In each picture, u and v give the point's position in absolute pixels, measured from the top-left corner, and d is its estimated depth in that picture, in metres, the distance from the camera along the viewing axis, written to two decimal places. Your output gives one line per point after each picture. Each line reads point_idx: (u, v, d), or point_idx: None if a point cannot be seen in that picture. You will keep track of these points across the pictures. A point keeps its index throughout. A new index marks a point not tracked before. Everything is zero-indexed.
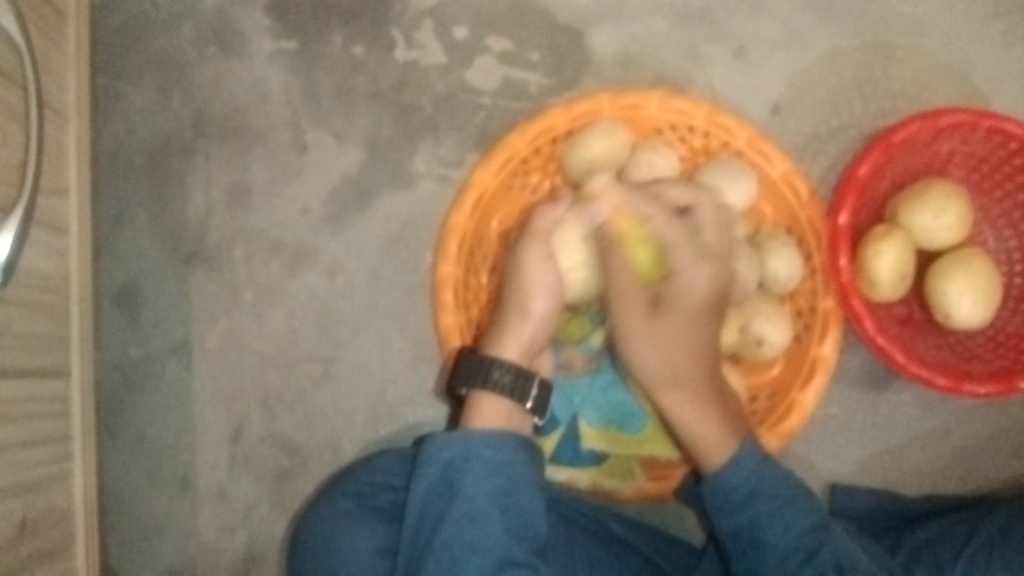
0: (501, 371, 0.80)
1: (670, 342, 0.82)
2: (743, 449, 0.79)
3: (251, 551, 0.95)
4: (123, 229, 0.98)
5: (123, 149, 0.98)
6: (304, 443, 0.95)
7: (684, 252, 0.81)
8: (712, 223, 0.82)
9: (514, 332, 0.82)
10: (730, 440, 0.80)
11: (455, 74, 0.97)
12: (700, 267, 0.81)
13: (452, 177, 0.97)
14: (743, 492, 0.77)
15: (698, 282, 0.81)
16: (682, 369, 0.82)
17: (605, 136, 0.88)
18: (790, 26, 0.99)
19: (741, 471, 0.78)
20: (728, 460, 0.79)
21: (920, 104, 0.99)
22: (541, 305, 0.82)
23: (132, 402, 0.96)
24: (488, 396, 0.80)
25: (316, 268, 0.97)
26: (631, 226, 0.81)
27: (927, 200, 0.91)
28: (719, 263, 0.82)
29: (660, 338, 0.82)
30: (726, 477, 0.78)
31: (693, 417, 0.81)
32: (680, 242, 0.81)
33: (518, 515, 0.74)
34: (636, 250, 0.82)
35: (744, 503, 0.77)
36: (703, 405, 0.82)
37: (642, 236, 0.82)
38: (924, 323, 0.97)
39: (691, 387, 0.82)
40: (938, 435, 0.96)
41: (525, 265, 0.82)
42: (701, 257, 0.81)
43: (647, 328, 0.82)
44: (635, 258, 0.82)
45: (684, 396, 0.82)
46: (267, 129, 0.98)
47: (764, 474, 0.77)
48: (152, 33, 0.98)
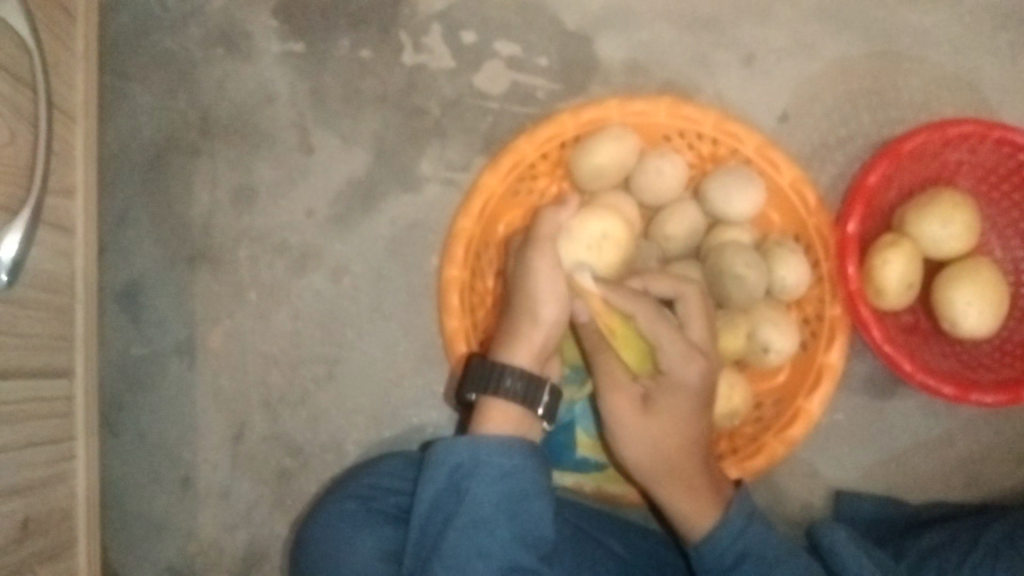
0: (513, 378, 0.79)
1: (658, 435, 0.80)
2: (728, 514, 0.79)
3: (251, 552, 0.94)
4: (128, 228, 0.97)
5: (129, 147, 0.98)
6: (307, 445, 0.95)
7: (671, 350, 0.79)
8: (696, 312, 0.81)
9: (527, 337, 0.81)
10: (713, 508, 0.79)
11: (464, 77, 0.97)
12: (687, 358, 0.79)
13: (459, 181, 0.96)
14: (729, 557, 0.77)
15: (683, 375, 0.79)
16: (670, 461, 0.80)
17: (613, 142, 0.88)
18: (799, 34, 0.99)
19: (727, 533, 0.78)
20: (714, 527, 0.78)
21: (928, 113, 0.99)
22: (551, 312, 0.81)
23: (134, 402, 0.96)
24: (498, 402, 0.80)
25: (320, 270, 0.96)
26: (618, 324, 0.82)
27: (936, 209, 0.90)
28: (706, 356, 0.79)
29: (644, 431, 0.80)
30: (710, 546, 0.78)
31: (685, 499, 0.80)
32: (667, 340, 0.79)
33: (524, 521, 0.73)
34: (624, 348, 0.83)
35: (732, 566, 0.76)
36: (693, 484, 0.80)
37: (631, 334, 0.82)
38: (930, 333, 0.96)
39: (679, 475, 0.80)
40: (943, 444, 0.96)
41: (535, 273, 0.80)
42: (688, 352, 0.79)
43: (634, 423, 0.81)
44: (622, 358, 0.83)
45: (675, 482, 0.80)
46: (274, 130, 0.97)
47: (752, 537, 0.77)
48: (160, 32, 0.98)
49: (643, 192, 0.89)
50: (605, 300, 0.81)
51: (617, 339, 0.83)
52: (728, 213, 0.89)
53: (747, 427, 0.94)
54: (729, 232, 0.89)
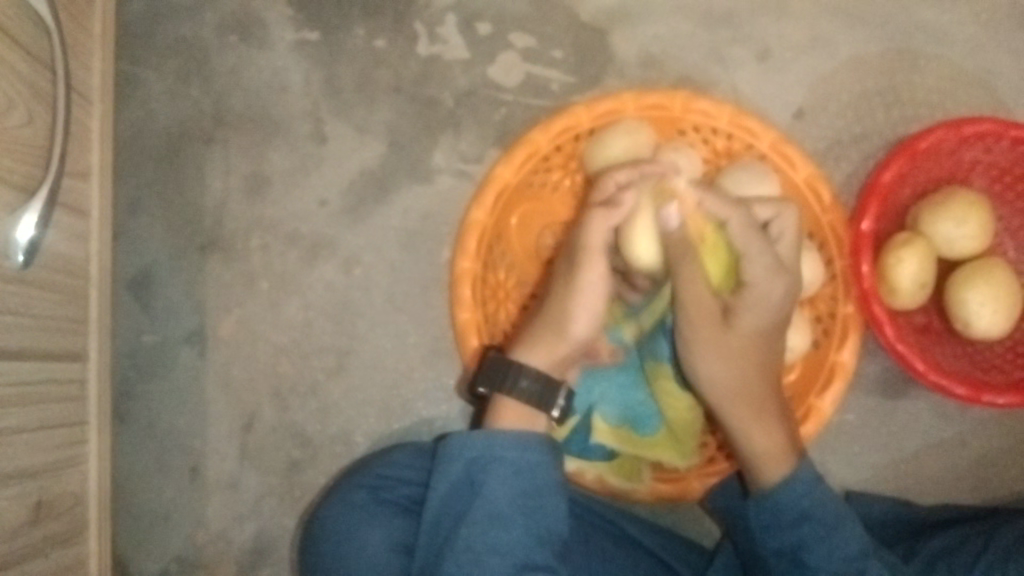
0: (528, 379, 0.79)
1: (738, 358, 0.79)
2: (799, 467, 0.78)
3: (260, 542, 0.94)
4: (140, 215, 0.97)
5: (143, 134, 0.97)
6: (316, 436, 0.95)
7: (759, 262, 0.76)
8: (787, 239, 0.79)
9: (550, 343, 0.80)
10: (790, 457, 0.79)
11: (478, 68, 0.97)
12: (774, 272, 0.76)
13: (472, 173, 0.96)
14: (794, 511, 0.76)
15: (772, 288, 0.76)
16: (746, 391, 0.79)
17: (628, 135, 0.88)
18: (816, 30, 0.99)
19: (797, 488, 0.76)
20: (788, 475, 0.78)
21: (943, 112, 0.99)
22: (582, 329, 0.80)
23: (143, 390, 0.96)
24: (512, 401, 0.79)
25: (332, 260, 0.96)
26: (707, 233, 0.78)
27: (951, 209, 0.90)
28: (791, 273, 0.77)
29: (728, 350, 0.78)
30: (783, 493, 0.77)
31: (758, 432, 0.79)
32: (756, 252, 0.75)
33: (539, 518, 0.74)
34: (708, 259, 0.79)
35: (795, 522, 0.75)
36: (767, 421, 0.80)
37: (721, 245, 0.79)
38: (943, 332, 0.96)
39: (753, 405, 0.80)
40: (954, 445, 0.96)
41: (583, 280, 0.78)
42: (776, 268, 0.76)
43: (716, 339, 0.78)
44: (707, 269, 0.79)
45: (748, 415, 0.80)
46: (287, 119, 0.97)
47: (818, 495, 0.76)
48: (174, 19, 0.98)
49: None
50: (697, 208, 0.78)
51: (705, 250, 0.79)
52: None
53: None
54: None
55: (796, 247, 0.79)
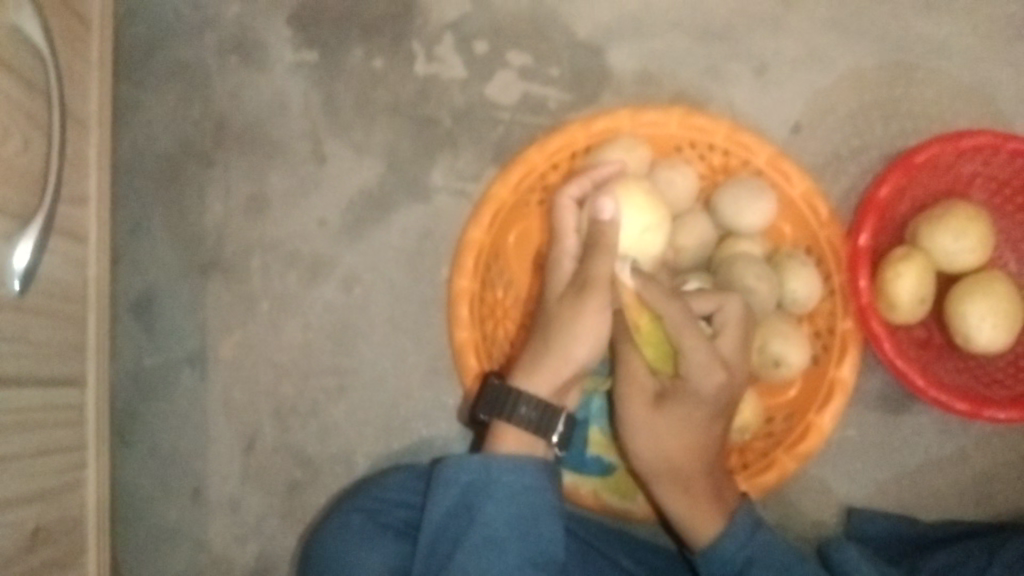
0: (527, 407, 0.81)
1: (670, 435, 0.82)
2: (737, 519, 0.81)
3: (262, 562, 0.94)
4: (141, 237, 0.98)
5: (143, 157, 0.98)
6: (317, 456, 0.95)
7: (695, 357, 0.79)
8: (733, 327, 0.81)
9: (551, 370, 0.82)
10: (720, 515, 0.82)
11: (475, 88, 0.98)
12: (710, 367, 0.79)
13: (470, 191, 0.97)
14: (737, 562, 0.80)
15: (704, 382, 0.79)
16: (674, 466, 0.82)
17: (624, 153, 0.88)
18: (813, 45, 0.99)
19: (732, 543, 0.80)
20: (718, 534, 0.81)
21: (942, 125, 0.98)
22: (582, 352, 0.81)
23: (145, 410, 0.96)
24: (511, 428, 0.82)
25: (332, 280, 0.97)
26: (646, 319, 0.82)
27: (949, 223, 0.90)
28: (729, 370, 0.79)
29: (656, 429, 0.82)
30: (717, 550, 0.80)
31: (682, 502, 0.82)
32: (693, 347, 0.78)
33: (534, 542, 0.74)
34: (644, 343, 0.82)
35: (740, 572, 0.79)
36: (692, 493, 0.82)
37: (656, 328, 0.82)
38: (943, 347, 0.95)
39: (682, 480, 0.82)
40: (956, 460, 0.95)
41: (581, 315, 0.81)
42: (711, 362, 0.79)
43: (647, 418, 0.82)
44: (642, 352, 0.83)
45: (677, 488, 0.83)
46: (286, 140, 0.98)
47: (758, 544, 0.80)
48: (174, 42, 0.99)
49: None
50: (636, 296, 0.81)
51: (642, 336, 0.82)
52: (740, 225, 0.89)
53: (758, 443, 0.93)
54: (740, 244, 0.89)
55: (743, 340, 0.81)
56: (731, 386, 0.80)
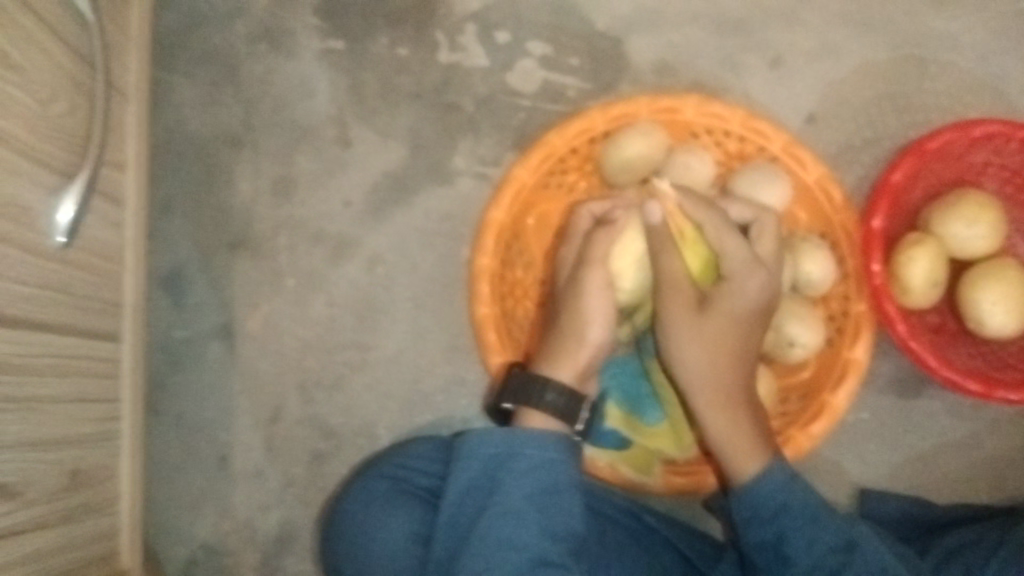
0: (554, 393, 0.81)
1: (710, 340, 0.83)
2: (773, 463, 0.80)
3: (284, 532, 0.96)
4: (171, 215, 1.01)
5: (175, 138, 1.01)
6: (339, 429, 0.97)
7: (737, 257, 0.83)
8: (767, 239, 0.86)
9: (571, 355, 0.83)
10: (760, 454, 0.81)
11: (497, 75, 1.00)
12: (750, 266, 0.83)
13: (491, 175, 0.99)
14: (770, 507, 0.78)
15: (748, 283, 0.83)
16: (718, 376, 0.83)
17: (642, 136, 0.90)
18: (827, 37, 1.01)
19: (771, 484, 0.79)
20: (758, 472, 0.80)
21: (955, 116, 1.00)
22: (598, 333, 0.84)
23: (172, 383, 0.99)
24: (536, 414, 0.81)
25: (356, 259, 0.99)
26: (687, 229, 0.86)
27: (962, 208, 0.91)
28: (769, 270, 0.84)
29: (701, 335, 0.83)
30: (752, 493, 0.79)
31: (724, 424, 0.83)
32: (733, 249, 0.84)
33: (553, 515, 0.75)
34: (688, 253, 0.87)
35: (772, 517, 0.78)
36: (733, 412, 0.83)
37: (698, 241, 0.86)
38: (957, 333, 0.97)
39: (723, 395, 0.83)
40: (968, 443, 0.96)
41: (586, 293, 0.83)
42: (752, 263, 0.83)
43: (692, 323, 0.83)
44: (687, 261, 0.87)
45: (717, 405, 0.83)
46: (313, 124, 1.01)
47: (795, 490, 0.78)
48: (207, 29, 1.02)
49: (672, 186, 0.91)
50: (677, 210, 0.85)
51: (684, 245, 0.86)
52: None
53: (773, 421, 0.95)
54: None
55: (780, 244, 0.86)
56: (773, 287, 0.84)
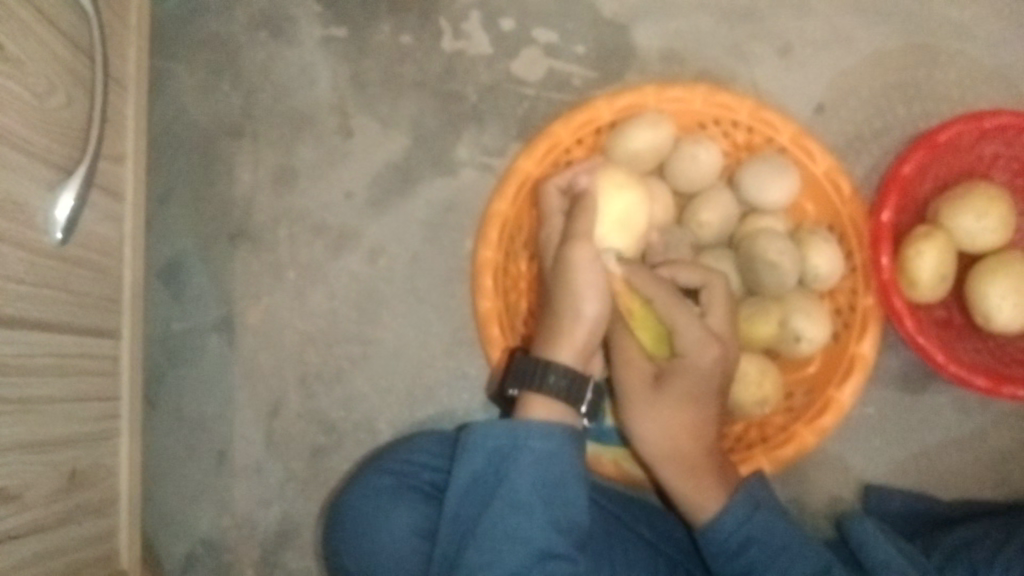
0: (556, 375, 0.77)
1: (665, 417, 0.78)
2: (730, 504, 0.78)
3: (285, 526, 0.96)
4: (170, 205, 0.99)
5: (174, 127, 1.00)
6: (341, 422, 0.96)
7: (689, 333, 0.79)
8: (719, 302, 0.82)
9: (568, 334, 0.78)
10: (721, 496, 0.79)
11: (501, 64, 0.99)
12: (704, 342, 0.79)
13: (494, 166, 0.98)
14: (736, 541, 0.77)
15: (703, 357, 0.78)
16: (677, 449, 0.79)
17: (650, 128, 0.88)
18: (836, 26, 0.99)
19: (732, 518, 0.78)
20: (720, 510, 0.78)
21: (965, 107, 0.99)
22: (593, 308, 0.78)
23: (173, 376, 0.98)
24: (538, 397, 0.78)
25: (358, 251, 0.98)
26: (636, 302, 0.83)
27: (973, 202, 0.90)
28: (722, 342, 0.79)
29: (655, 412, 0.79)
30: (717, 528, 0.78)
31: (687, 484, 0.79)
32: (687, 324, 0.79)
33: (560, 507, 0.74)
34: (639, 329, 0.84)
35: (738, 551, 0.77)
36: (697, 473, 0.79)
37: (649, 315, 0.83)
38: (963, 327, 0.97)
39: (684, 462, 0.79)
40: (974, 439, 0.96)
41: (574, 267, 0.77)
42: (706, 337, 0.79)
43: (645, 400, 0.79)
44: (639, 339, 0.84)
45: (676, 470, 0.79)
46: (314, 114, 0.99)
47: (758, 521, 0.78)
48: (206, 16, 1.00)
49: (678, 178, 0.90)
50: (624, 283, 0.83)
51: (635, 319, 0.84)
52: (762, 201, 0.89)
53: (778, 416, 0.94)
54: (764, 220, 0.90)
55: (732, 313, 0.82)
56: (728, 358, 0.80)
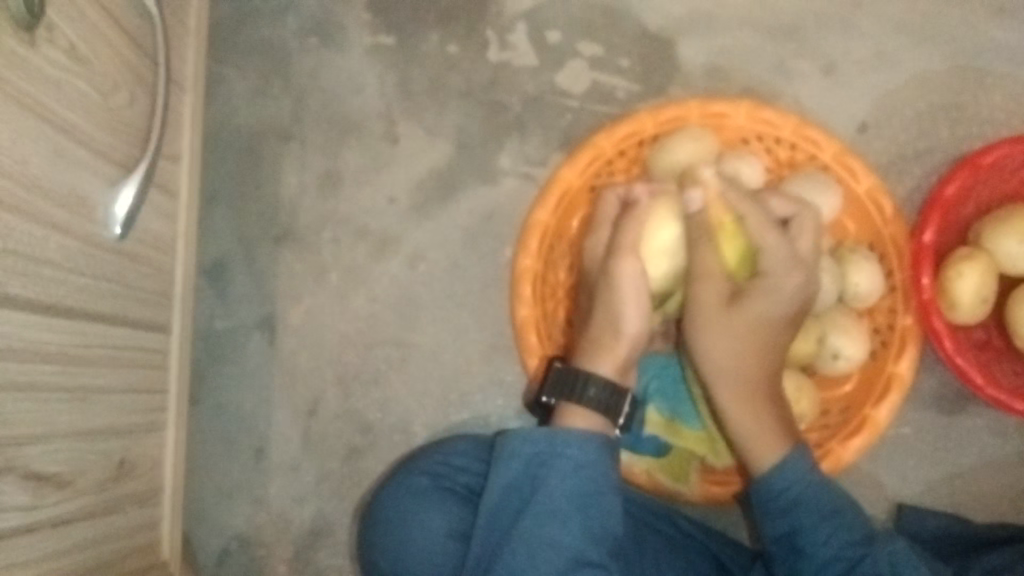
0: (596, 388, 0.81)
1: (741, 336, 0.83)
2: (793, 453, 0.81)
3: (319, 524, 0.97)
4: (218, 205, 1.01)
5: (224, 129, 1.02)
6: (377, 424, 0.98)
7: (777, 253, 0.82)
8: (807, 232, 0.85)
9: (610, 348, 0.83)
10: (781, 445, 0.82)
11: (546, 75, 1.00)
12: (790, 271, 0.82)
13: (536, 176, 0.99)
14: (785, 499, 0.80)
15: (784, 288, 0.82)
16: (747, 370, 0.83)
17: (692, 141, 0.89)
18: (881, 46, 1.00)
19: (790, 473, 0.80)
20: (778, 462, 0.81)
21: (1010, 129, 0.99)
22: (633, 323, 0.82)
23: (214, 372, 1.00)
24: (578, 409, 0.81)
25: (399, 255, 0.99)
26: (725, 218, 0.83)
27: (1013, 225, 0.90)
28: (807, 271, 0.83)
29: (732, 332, 0.83)
30: (775, 478, 0.81)
31: (748, 417, 0.83)
32: (773, 245, 0.82)
33: (594, 516, 0.75)
34: (724, 246, 0.84)
35: (786, 510, 0.80)
36: (760, 407, 0.83)
37: (735, 237, 0.84)
38: (1003, 350, 0.96)
39: (750, 389, 0.83)
40: (1011, 462, 0.95)
41: (619, 275, 0.81)
42: (793, 262, 0.82)
43: (723, 317, 0.83)
44: (723, 252, 0.84)
45: (742, 399, 0.83)
46: (361, 119, 1.01)
47: (810, 483, 0.80)
48: (259, 22, 1.03)
49: None
50: (719, 194, 0.82)
51: (721, 234, 0.83)
52: None
53: (813, 434, 0.94)
54: None
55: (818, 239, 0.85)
56: (808, 288, 0.83)
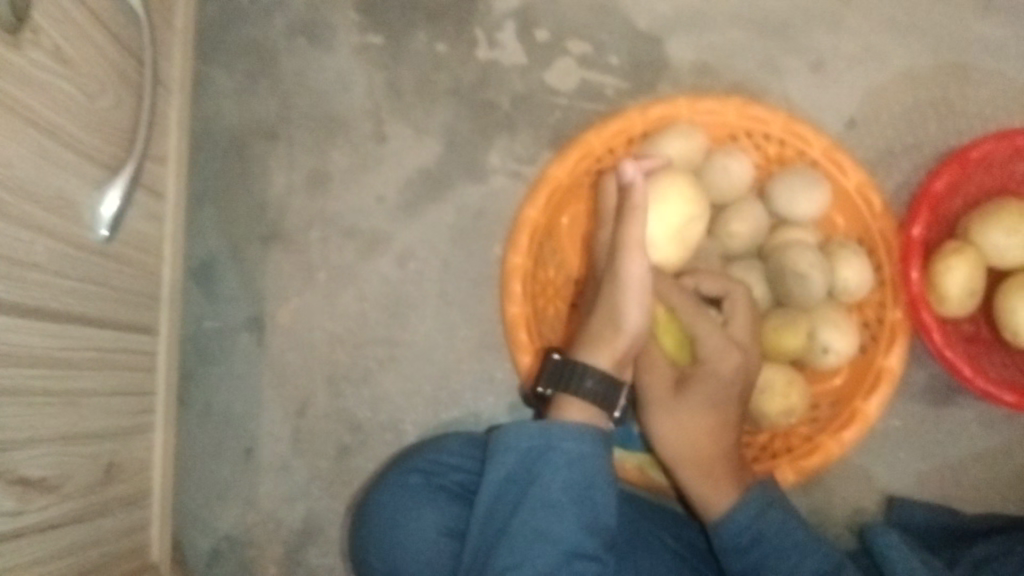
0: (592, 380, 0.79)
1: (686, 417, 0.83)
2: (746, 495, 0.81)
3: (309, 525, 0.97)
4: (205, 205, 1.01)
5: (211, 129, 1.01)
6: (367, 423, 0.98)
7: (712, 339, 0.83)
8: (741, 314, 0.86)
9: (608, 342, 0.80)
10: (731, 493, 0.82)
11: (535, 73, 1.00)
12: (726, 349, 0.83)
13: (525, 174, 0.99)
14: (746, 537, 0.79)
15: (722, 362, 0.82)
16: (694, 445, 0.83)
17: (681, 138, 0.89)
18: (870, 42, 1.00)
19: (744, 515, 0.80)
20: (731, 507, 0.81)
21: (997, 124, 0.99)
22: (635, 317, 0.80)
23: (204, 373, 0.99)
24: (575, 401, 0.80)
25: (388, 254, 0.99)
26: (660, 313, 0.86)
27: (1002, 219, 0.90)
28: (744, 350, 0.83)
29: (679, 413, 0.83)
30: (728, 525, 0.80)
31: (699, 480, 0.82)
32: (710, 332, 0.83)
33: (590, 508, 0.75)
34: (662, 330, 0.87)
35: (749, 547, 0.79)
36: (711, 469, 0.82)
37: (672, 324, 0.87)
38: (991, 342, 0.96)
39: (700, 459, 0.82)
40: (1000, 455, 0.95)
41: (623, 269, 0.80)
42: (728, 344, 0.83)
43: (669, 404, 0.84)
44: (662, 344, 0.87)
45: (693, 466, 0.83)
46: (349, 118, 1.01)
47: (768, 520, 0.80)
48: (246, 21, 1.02)
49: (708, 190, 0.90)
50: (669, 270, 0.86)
51: (659, 328, 0.87)
52: (793, 213, 0.90)
53: (803, 428, 0.94)
54: (793, 232, 0.90)
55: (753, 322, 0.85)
56: (749, 367, 0.84)
